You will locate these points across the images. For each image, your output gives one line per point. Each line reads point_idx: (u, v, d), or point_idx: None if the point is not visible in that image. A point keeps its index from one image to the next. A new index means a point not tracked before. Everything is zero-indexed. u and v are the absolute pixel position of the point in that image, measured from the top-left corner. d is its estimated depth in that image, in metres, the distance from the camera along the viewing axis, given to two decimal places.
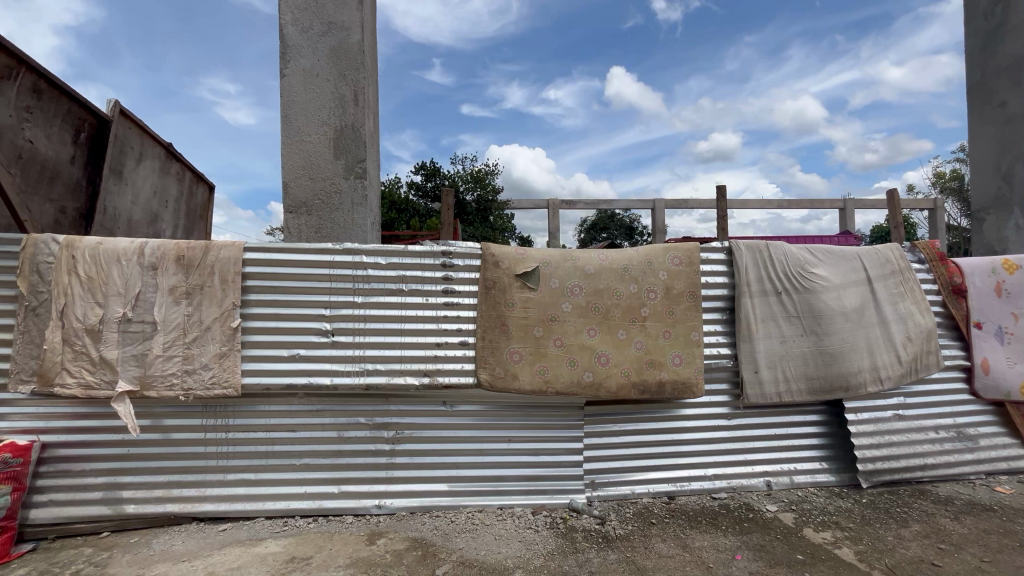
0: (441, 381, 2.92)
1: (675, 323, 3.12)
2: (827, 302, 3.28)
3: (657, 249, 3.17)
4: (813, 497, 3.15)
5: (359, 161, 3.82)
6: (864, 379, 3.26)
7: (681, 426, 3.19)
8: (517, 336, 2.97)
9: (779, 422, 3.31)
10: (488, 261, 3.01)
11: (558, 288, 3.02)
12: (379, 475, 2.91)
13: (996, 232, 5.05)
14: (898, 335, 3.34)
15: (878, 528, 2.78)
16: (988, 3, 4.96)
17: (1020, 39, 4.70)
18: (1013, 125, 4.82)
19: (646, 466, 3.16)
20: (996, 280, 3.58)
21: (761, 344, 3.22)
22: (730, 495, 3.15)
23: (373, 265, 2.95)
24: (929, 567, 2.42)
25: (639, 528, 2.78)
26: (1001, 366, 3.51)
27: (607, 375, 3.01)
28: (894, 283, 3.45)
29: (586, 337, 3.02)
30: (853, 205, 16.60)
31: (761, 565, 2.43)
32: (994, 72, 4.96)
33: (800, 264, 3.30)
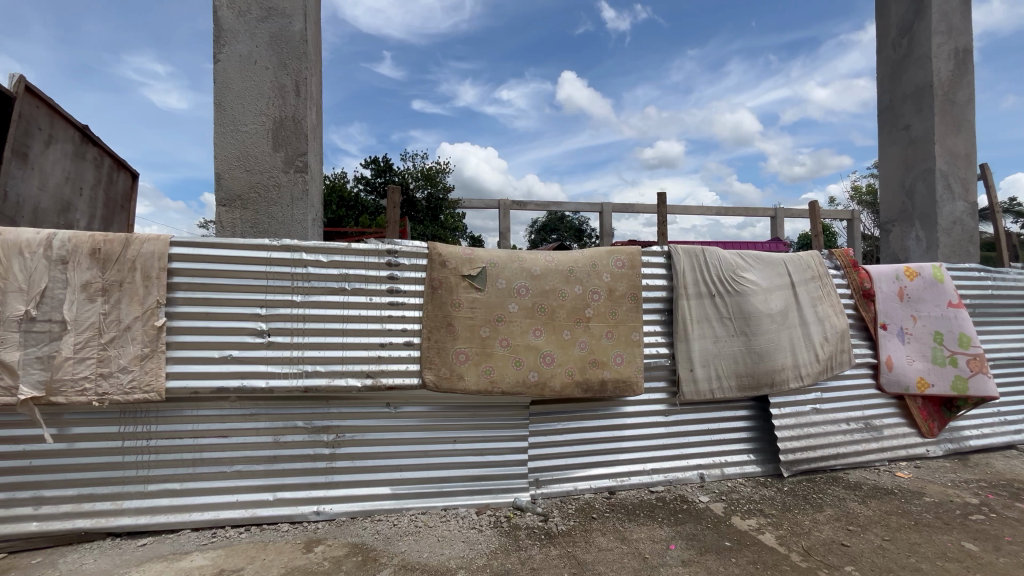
0: (384, 382, 2.87)
1: (617, 324, 3.23)
2: (755, 305, 3.51)
3: (601, 251, 3.27)
4: (741, 487, 3.36)
5: (300, 154, 3.67)
6: (786, 376, 3.51)
7: (621, 423, 3.31)
8: (464, 336, 2.97)
9: (711, 417, 3.51)
10: (435, 261, 2.99)
11: (505, 289, 3.05)
12: (318, 481, 2.82)
13: (901, 242, 5.60)
14: (817, 335, 3.63)
15: (796, 513, 3.01)
16: (898, 35, 5.48)
17: (922, 69, 5.22)
18: (915, 146, 5.36)
19: (588, 463, 3.24)
20: (899, 286, 3.98)
21: (696, 344, 3.40)
22: (667, 488, 3.29)
23: (314, 263, 2.84)
24: (839, 547, 2.65)
25: (580, 523, 2.85)
26: (903, 363, 3.90)
27: (551, 375, 3.07)
28: (814, 287, 3.75)
29: (531, 338, 3.06)
30: (783, 214, 17.79)
31: (693, 554, 2.56)
32: (901, 98, 5.49)
33: (732, 268, 3.52)
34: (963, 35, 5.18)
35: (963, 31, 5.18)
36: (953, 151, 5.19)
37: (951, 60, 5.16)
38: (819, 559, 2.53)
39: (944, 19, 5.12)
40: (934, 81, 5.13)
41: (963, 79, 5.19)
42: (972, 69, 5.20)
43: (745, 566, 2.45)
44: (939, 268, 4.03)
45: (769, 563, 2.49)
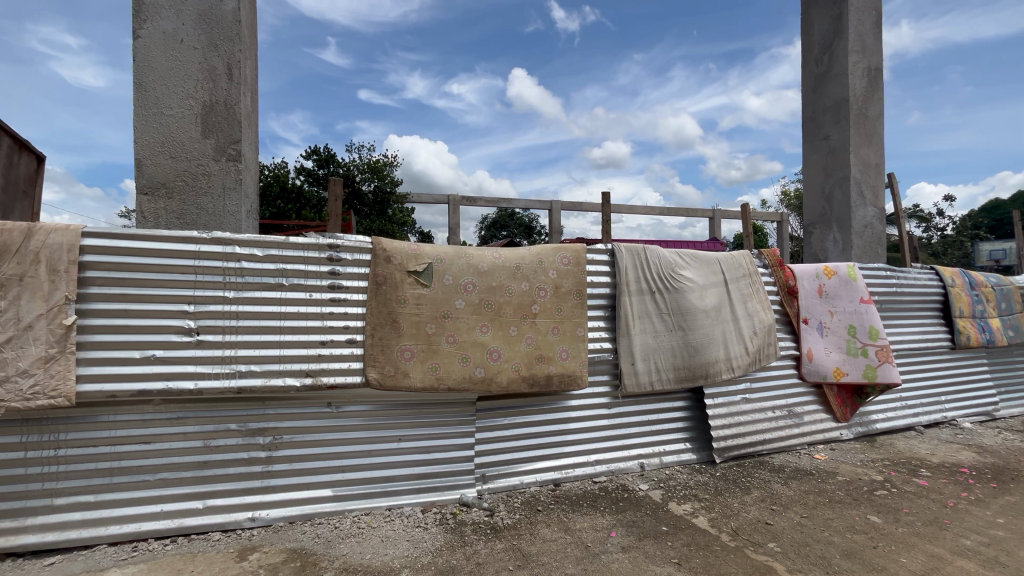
0: (325, 381, 2.78)
1: (563, 319, 3.29)
2: (691, 301, 3.69)
3: (548, 249, 3.32)
4: (677, 474, 3.53)
5: (233, 142, 3.46)
6: (719, 368, 3.72)
7: (566, 416, 3.39)
8: (409, 333, 2.92)
9: (651, 408, 3.66)
10: (379, 256, 2.93)
11: (451, 285, 3.03)
12: (253, 487, 2.67)
13: (821, 243, 6.06)
14: (746, 329, 3.88)
15: (727, 497, 3.21)
16: (819, 51, 5.92)
17: (840, 84, 5.68)
18: (834, 155, 5.82)
19: (534, 457, 3.29)
20: (819, 284, 4.32)
21: (637, 339, 3.54)
22: (609, 478, 3.40)
23: (248, 257, 2.70)
24: (763, 525, 2.85)
25: (525, 516, 2.89)
26: (822, 354, 4.24)
27: (498, 370, 3.09)
28: (745, 285, 4.00)
29: (478, 334, 3.07)
30: (720, 215, 18.78)
31: (632, 539, 2.67)
32: (821, 110, 5.94)
33: (671, 266, 3.68)
34: (874, 56, 5.68)
35: (875, 52, 5.69)
36: (865, 161, 5.69)
37: (864, 78, 5.65)
38: (746, 538, 2.71)
39: (859, 39, 5.59)
40: (850, 96, 5.59)
41: (874, 96, 5.70)
42: (881, 86, 5.72)
43: (679, 548, 2.58)
44: (852, 268, 4.43)
45: (702, 544, 2.64)
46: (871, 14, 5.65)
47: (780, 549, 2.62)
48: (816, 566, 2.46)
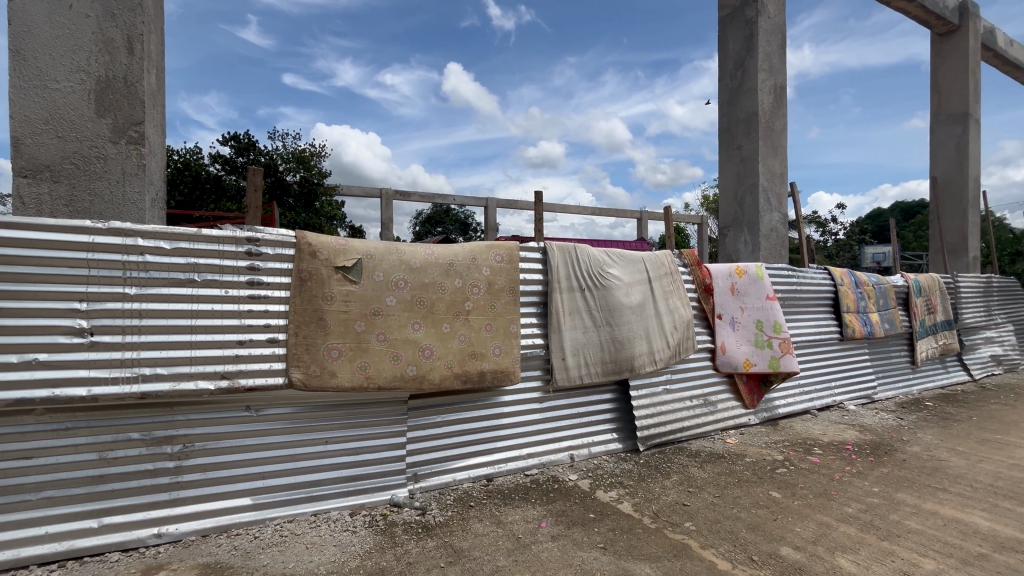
0: (243, 384, 2.61)
1: (496, 316, 3.33)
2: (618, 298, 3.87)
3: (482, 246, 3.34)
4: (605, 463, 3.70)
5: (134, 123, 3.15)
6: (643, 361, 3.94)
7: (499, 412, 3.42)
8: (336, 331, 2.82)
9: (580, 401, 3.80)
10: (304, 251, 2.80)
11: (382, 282, 2.96)
12: (159, 500, 2.46)
13: (734, 245, 6.57)
14: (668, 325, 4.13)
15: (650, 482, 3.41)
16: (733, 67, 6.40)
17: (751, 99, 6.17)
18: (745, 163, 6.32)
19: (466, 453, 3.29)
20: (731, 282, 4.70)
21: (568, 334, 3.65)
22: (540, 471, 3.49)
23: (153, 250, 2.47)
24: (681, 507, 3.06)
25: (457, 513, 2.89)
26: (734, 346, 4.62)
27: (430, 368, 3.06)
28: (667, 282, 4.25)
29: (410, 331, 3.02)
30: (647, 216, 19.75)
31: (561, 528, 2.76)
32: (734, 121, 6.44)
33: (599, 265, 3.84)
34: (779, 75, 6.26)
35: (779, 72, 6.26)
36: (771, 170, 6.26)
37: (771, 94, 6.20)
38: (666, 519, 2.90)
39: (767, 58, 6.12)
40: (759, 110, 6.11)
41: (778, 112, 6.29)
42: (785, 103, 6.31)
43: (605, 533, 2.71)
44: (760, 267, 4.86)
45: (626, 528, 2.79)
46: (777, 37, 6.21)
47: (695, 527, 2.82)
48: (725, 541, 2.68)
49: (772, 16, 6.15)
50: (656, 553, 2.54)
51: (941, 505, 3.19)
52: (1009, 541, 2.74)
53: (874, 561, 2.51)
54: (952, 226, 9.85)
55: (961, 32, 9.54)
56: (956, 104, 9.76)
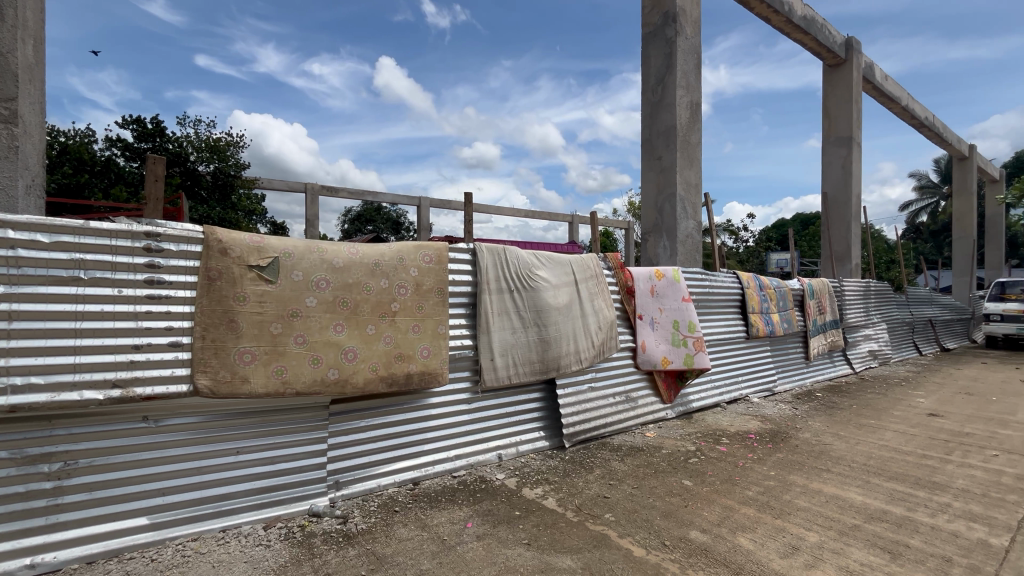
0: (139, 393, 2.38)
1: (424, 317, 3.29)
2: (546, 299, 3.97)
3: (409, 246, 3.30)
4: (531, 461, 3.77)
5: (5, 99, 2.83)
6: (569, 360, 4.07)
7: (426, 414, 3.38)
8: (249, 334, 2.66)
9: (508, 401, 3.85)
10: (213, 248, 2.61)
11: (302, 281, 2.83)
12: (34, 526, 2.17)
13: (654, 250, 6.96)
14: (593, 325, 4.30)
15: (574, 477, 3.54)
16: (654, 82, 6.79)
17: (670, 113, 6.59)
18: (665, 173, 6.73)
19: (392, 457, 3.22)
20: (651, 285, 5.00)
21: (497, 335, 3.69)
22: (468, 471, 3.49)
23: (28, 244, 2.19)
24: (602, 499, 3.20)
25: (381, 519, 2.82)
26: (653, 345, 4.90)
27: (353, 371, 2.97)
28: (592, 284, 4.43)
29: (332, 333, 2.91)
30: (578, 220, 20.37)
31: (487, 527, 2.78)
32: (655, 134, 6.84)
33: (528, 267, 3.93)
34: (695, 93, 6.75)
35: (695, 90, 6.75)
36: (686, 181, 6.72)
37: (687, 110, 6.67)
38: (587, 512, 3.02)
39: (684, 77, 6.58)
40: (677, 124, 6.53)
41: (693, 127, 6.78)
42: (699, 119, 6.82)
43: (529, 530, 2.77)
44: (677, 271, 5.21)
45: (549, 523, 2.87)
46: (693, 56, 6.69)
47: (614, 518, 2.96)
48: (642, 529, 2.84)
49: (688, 37, 6.61)
50: (577, 545, 2.63)
51: (824, 484, 3.60)
52: (877, 512, 3.15)
53: (768, 538, 2.78)
54: (839, 237, 11.09)
55: (846, 65, 10.81)
56: (842, 128, 11.03)
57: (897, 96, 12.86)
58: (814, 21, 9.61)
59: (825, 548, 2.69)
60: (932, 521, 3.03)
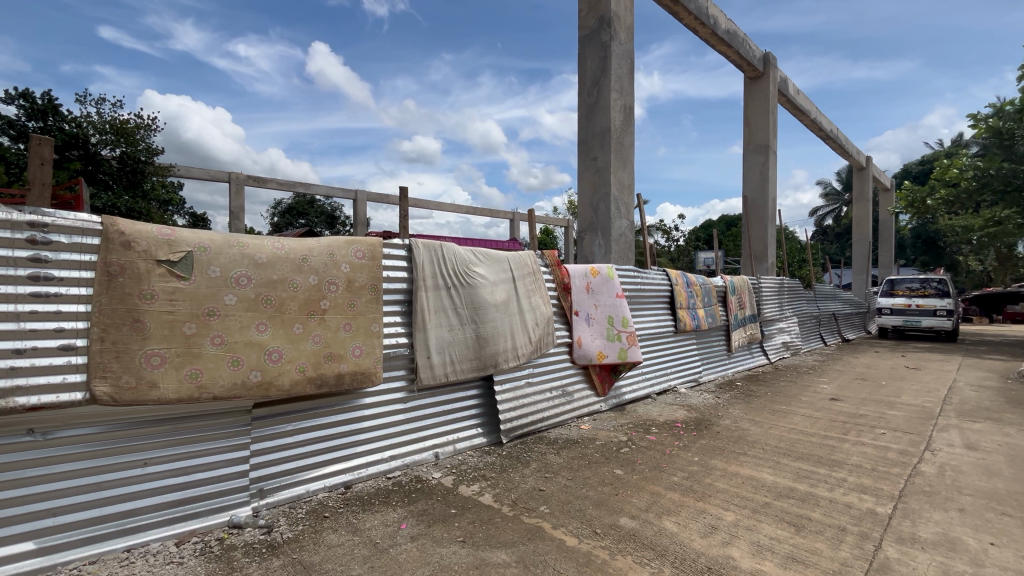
0: (23, 404, 2.12)
1: (356, 315, 3.19)
2: (484, 296, 3.98)
3: (340, 241, 3.18)
4: (469, 458, 3.77)
5: None
6: (507, 356, 4.10)
7: (359, 415, 3.28)
8: (158, 335, 2.45)
9: (445, 399, 3.82)
10: (114, 241, 2.37)
11: (220, 278, 2.65)
12: None
13: (589, 247, 7.16)
14: (530, 321, 4.36)
15: (510, 472, 3.57)
16: (590, 84, 6.97)
17: (605, 114, 6.79)
18: (600, 173, 6.94)
19: (322, 461, 3.09)
20: (586, 281, 5.16)
21: (433, 332, 3.64)
22: (404, 472, 3.42)
23: None
24: (537, 492, 3.26)
25: (309, 526, 2.70)
26: (589, 340, 5.05)
27: (279, 373, 2.82)
28: (530, 281, 4.49)
29: (254, 333, 2.75)
30: (519, 218, 20.50)
31: (421, 527, 2.74)
32: (591, 135, 7.03)
33: (465, 263, 3.90)
34: (628, 97, 7.02)
35: (628, 94, 7.02)
36: (620, 182, 6.97)
37: (621, 113, 6.92)
38: (522, 506, 3.07)
39: (618, 81, 6.81)
40: (611, 126, 6.76)
41: (626, 129, 7.04)
42: (632, 123, 7.10)
43: (464, 527, 2.77)
44: (611, 269, 5.40)
45: (485, 519, 2.88)
46: (626, 62, 6.94)
47: (549, 510, 3.03)
48: (574, 519, 2.92)
49: (622, 43, 6.85)
50: (512, 539, 2.67)
51: (741, 466, 3.89)
52: (785, 489, 3.44)
53: (690, 520, 2.95)
54: (757, 237, 11.99)
55: (764, 79, 11.68)
56: (760, 137, 11.90)
57: (807, 109, 14.08)
58: (736, 36, 10.28)
59: (740, 525, 2.91)
60: (830, 495, 3.37)
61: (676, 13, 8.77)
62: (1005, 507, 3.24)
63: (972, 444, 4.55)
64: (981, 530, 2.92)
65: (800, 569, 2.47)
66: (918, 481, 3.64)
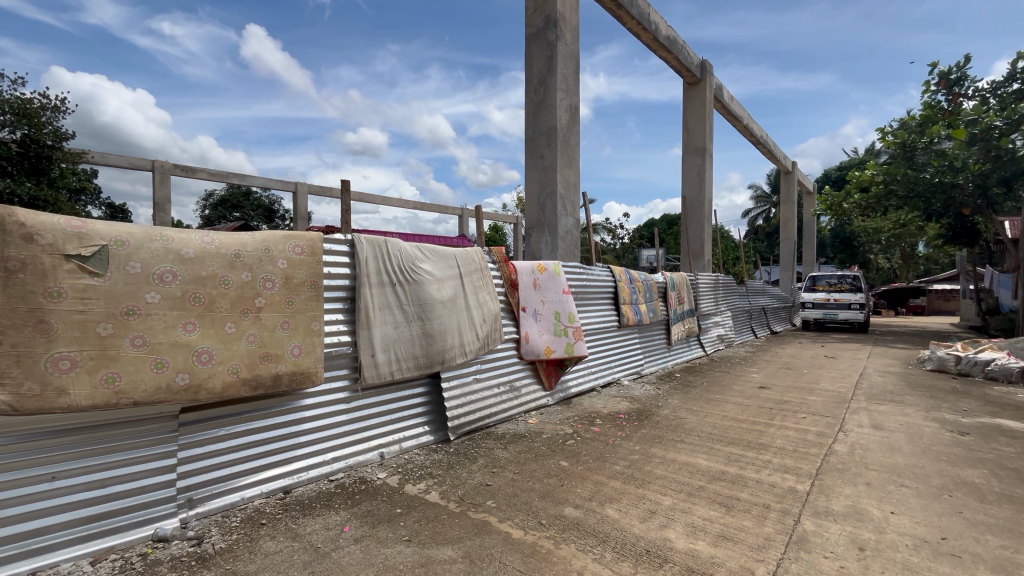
0: None
1: (294, 313, 3.06)
2: (430, 293, 3.93)
3: (277, 236, 3.04)
4: (415, 457, 3.72)
5: None
6: (454, 353, 4.08)
7: (299, 417, 3.15)
8: (67, 337, 2.25)
9: (390, 397, 3.75)
10: (11, 233, 2.14)
11: (140, 274, 2.46)
12: None
13: (536, 244, 7.25)
14: (478, 318, 4.36)
15: (458, 469, 3.57)
16: (537, 82, 7.04)
17: (551, 113, 6.89)
18: (546, 171, 7.03)
19: (258, 467, 2.95)
20: (533, 278, 5.23)
21: (378, 330, 3.56)
22: (347, 473, 3.32)
23: None
24: (484, 488, 3.28)
25: (244, 535, 2.57)
26: (536, 336, 5.13)
27: (209, 375, 2.66)
28: (477, 278, 4.49)
29: (180, 333, 2.58)
30: (468, 214, 20.37)
31: (365, 529, 2.69)
32: (537, 133, 7.11)
33: (411, 259, 3.84)
34: (573, 97, 7.16)
35: (573, 94, 7.16)
36: (566, 180, 7.11)
37: (566, 112, 7.04)
38: (469, 502, 3.07)
39: (564, 81, 6.93)
40: (557, 125, 6.87)
41: (572, 129, 7.18)
42: (577, 123, 7.26)
43: (410, 526, 2.74)
44: (557, 265, 5.50)
45: (432, 516, 2.86)
46: (571, 62, 7.08)
47: (495, 504, 3.06)
48: (520, 511, 2.97)
49: (568, 43, 6.97)
50: (458, 535, 2.67)
51: (678, 453, 4.10)
52: (717, 473, 3.67)
53: (631, 506, 3.08)
54: (695, 236, 12.61)
55: (701, 85, 12.28)
56: (697, 140, 12.50)
57: (740, 116, 14.96)
58: (675, 42, 10.73)
59: (676, 508, 3.07)
60: (756, 476, 3.63)
61: (620, 17, 9.03)
62: (904, 479, 3.62)
63: (878, 424, 5.04)
64: (883, 500, 3.25)
65: (729, 545, 2.65)
66: (832, 459, 4.00)
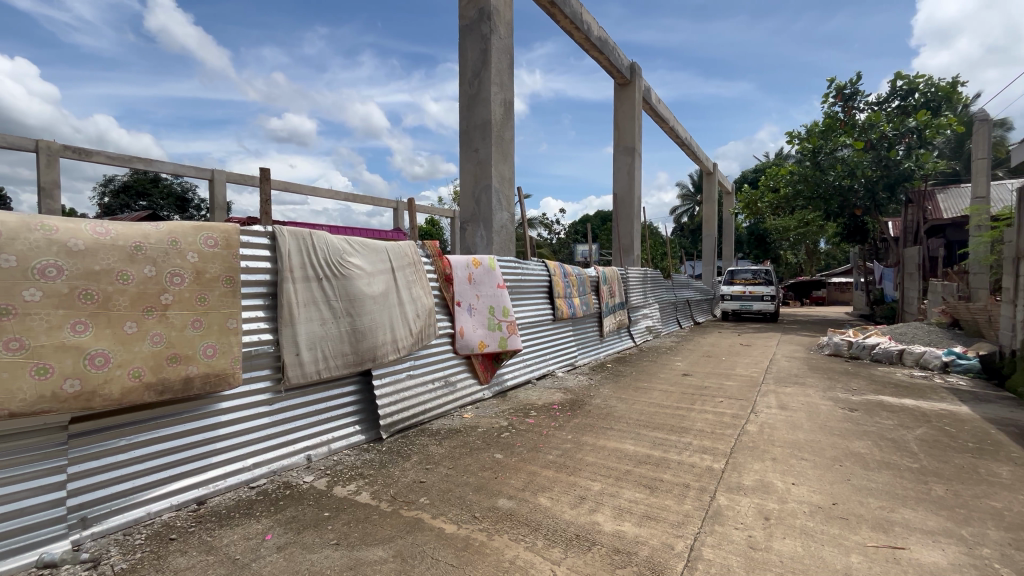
0: None
1: (207, 311, 2.83)
2: (360, 287, 3.80)
3: (185, 227, 2.80)
4: (345, 458, 3.59)
5: None
6: (386, 350, 3.97)
7: (215, 422, 2.94)
8: None
9: (318, 398, 3.59)
10: None
11: (16, 269, 2.18)
12: None
13: (471, 238, 7.23)
14: (411, 313, 4.27)
15: (390, 467, 3.49)
16: (471, 74, 6.99)
17: (486, 107, 6.87)
18: (481, 165, 7.02)
19: (167, 478, 2.71)
20: (468, 272, 5.22)
21: (302, 327, 3.39)
22: (270, 479, 3.14)
23: None
24: (417, 485, 3.24)
25: (151, 552, 2.36)
26: (470, 330, 5.12)
27: (105, 380, 2.40)
28: (410, 272, 4.40)
29: (68, 335, 2.31)
30: (403, 207, 19.86)
31: (289, 536, 2.56)
32: (472, 126, 7.07)
33: (339, 253, 3.68)
34: (508, 92, 7.18)
35: (508, 89, 7.18)
36: (500, 174, 7.13)
37: (501, 107, 7.05)
38: (402, 500, 3.02)
39: (498, 75, 6.93)
40: (492, 119, 6.86)
41: (506, 123, 7.21)
42: (511, 117, 7.29)
43: (339, 529, 2.65)
44: (492, 260, 5.52)
45: (361, 518, 2.78)
46: (506, 57, 7.09)
47: (428, 500, 3.03)
48: (454, 506, 2.96)
49: (502, 38, 6.97)
50: (389, 535, 2.62)
51: (608, 439, 4.27)
52: (643, 457, 3.87)
53: (562, 493, 3.18)
54: (626, 232, 13.14)
55: (630, 86, 12.80)
56: (627, 140, 13.00)
57: (666, 118, 15.75)
58: (607, 43, 11.08)
59: (604, 493, 3.20)
60: (678, 457, 3.88)
61: (553, 15, 9.17)
62: (804, 453, 4.02)
63: (784, 405, 5.55)
64: (786, 473, 3.59)
65: (652, 524, 2.81)
66: (744, 438, 4.35)
